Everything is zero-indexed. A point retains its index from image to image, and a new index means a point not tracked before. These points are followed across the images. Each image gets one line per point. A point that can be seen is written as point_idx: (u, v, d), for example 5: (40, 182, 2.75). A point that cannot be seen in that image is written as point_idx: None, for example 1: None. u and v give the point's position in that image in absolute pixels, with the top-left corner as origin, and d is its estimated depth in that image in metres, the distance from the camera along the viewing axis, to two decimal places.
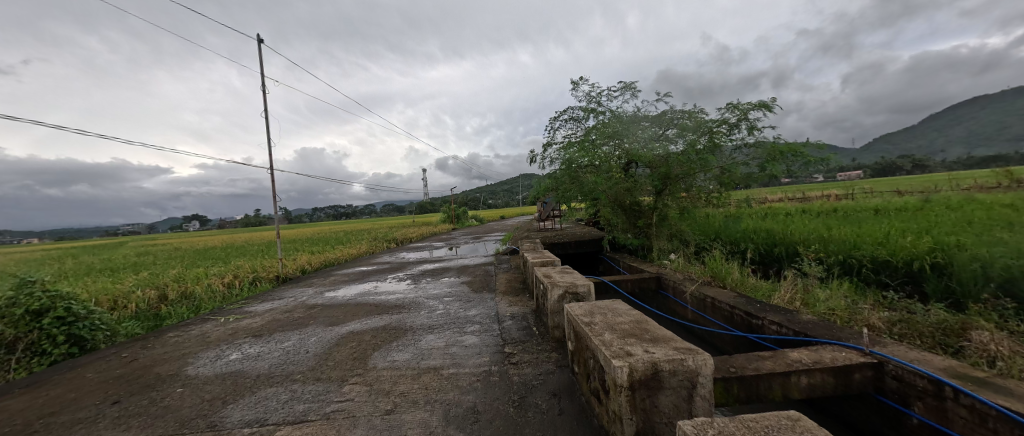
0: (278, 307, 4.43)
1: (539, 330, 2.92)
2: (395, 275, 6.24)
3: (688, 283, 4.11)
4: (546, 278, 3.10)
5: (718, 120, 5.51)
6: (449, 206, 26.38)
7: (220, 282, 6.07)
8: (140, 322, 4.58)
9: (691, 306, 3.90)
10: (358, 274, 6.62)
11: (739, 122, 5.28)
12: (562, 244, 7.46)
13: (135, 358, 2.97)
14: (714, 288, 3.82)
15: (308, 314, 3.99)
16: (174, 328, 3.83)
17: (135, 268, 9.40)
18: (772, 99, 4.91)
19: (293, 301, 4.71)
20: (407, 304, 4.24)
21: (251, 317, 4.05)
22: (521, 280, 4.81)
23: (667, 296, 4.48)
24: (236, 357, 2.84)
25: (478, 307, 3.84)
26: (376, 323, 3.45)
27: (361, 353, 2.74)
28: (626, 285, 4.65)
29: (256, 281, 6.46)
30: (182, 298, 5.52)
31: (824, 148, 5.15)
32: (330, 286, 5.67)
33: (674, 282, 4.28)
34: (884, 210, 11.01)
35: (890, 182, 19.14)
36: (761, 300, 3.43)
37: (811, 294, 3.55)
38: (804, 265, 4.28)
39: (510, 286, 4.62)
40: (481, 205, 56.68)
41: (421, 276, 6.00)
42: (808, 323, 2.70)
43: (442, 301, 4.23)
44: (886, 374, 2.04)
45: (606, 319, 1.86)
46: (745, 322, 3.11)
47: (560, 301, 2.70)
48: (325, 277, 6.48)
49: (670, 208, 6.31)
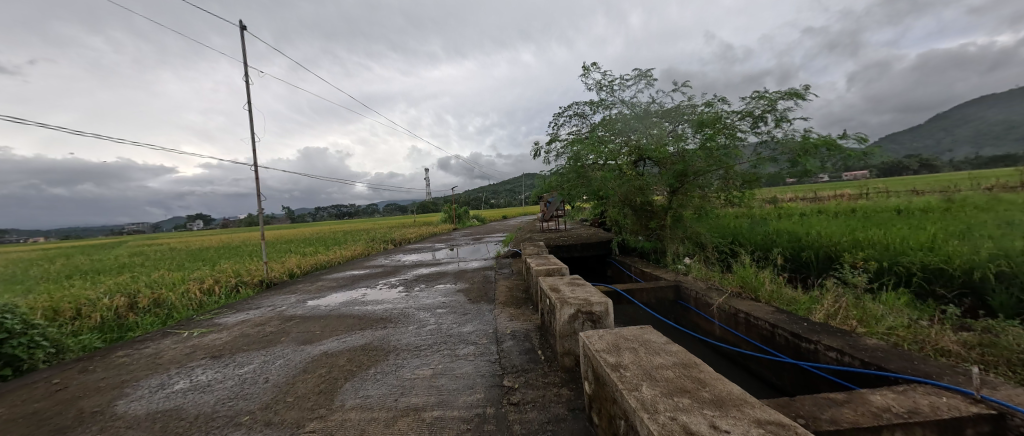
0: (252, 319, 3.95)
1: (546, 357, 2.42)
2: (387, 281, 5.75)
3: (714, 294, 3.60)
4: (553, 291, 2.62)
5: (740, 112, 5.01)
6: (449, 206, 25.88)
7: (198, 287, 5.63)
8: (99, 334, 4.13)
9: (719, 321, 3.40)
10: (348, 279, 6.14)
11: (765, 113, 4.77)
12: (566, 247, 6.97)
13: (64, 387, 2.50)
14: (746, 301, 3.32)
15: (281, 329, 3.52)
16: (128, 346, 3.36)
17: (118, 272, 8.98)
18: (804, 87, 4.40)
19: (270, 311, 4.23)
20: (394, 316, 3.76)
21: (218, 331, 3.58)
22: (523, 289, 4.32)
23: (688, 308, 3.98)
24: (182, 387, 2.37)
25: (475, 323, 3.35)
26: (354, 343, 2.98)
27: (329, 385, 2.26)
28: (640, 294, 4.16)
29: (238, 287, 6.01)
30: (154, 306, 5.07)
31: (866, 142, 4.37)
32: (316, 293, 5.21)
33: (697, 292, 3.77)
34: (905, 210, 10.41)
35: (904, 182, 18.52)
36: (804, 317, 2.92)
37: (861, 309, 3.03)
38: (845, 274, 3.76)
39: (511, 296, 4.12)
40: (483, 205, 56.27)
41: (415, 283, 5.51)
42: (878, 351, 2.19)
43: (434, 313, 3.75)
44: (1009, 431, 1.53)
45: (641, 362, 1.36)
46: (791, 344, 2.61)
47: (571, 323, 2.22)
48: (312, 282, 6.01)
49: (685, 208, 5.81)
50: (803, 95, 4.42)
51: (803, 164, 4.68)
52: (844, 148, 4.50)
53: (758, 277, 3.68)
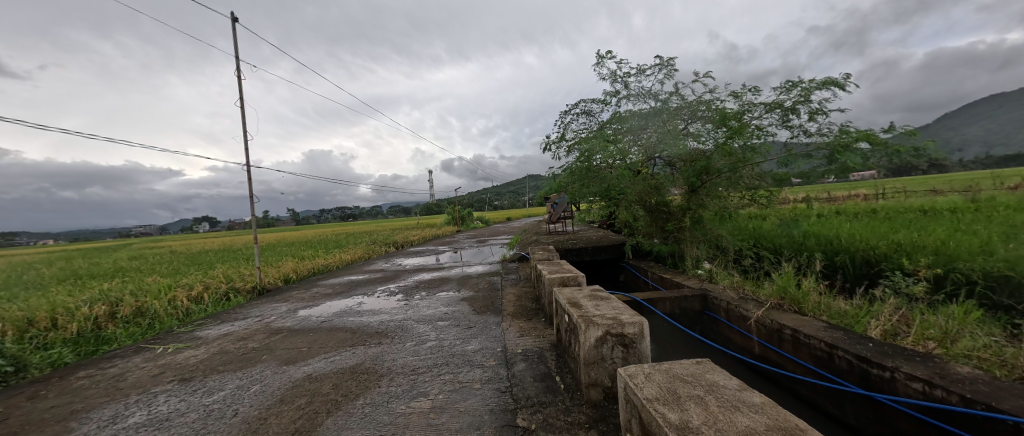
0: (234, 332, 3.58)
1: (566, 387, 2.03)
2: (386, 288, 5.37)
3: (750, 306, 3.19)
4: (574, 307, 2.22)
5: (769, 104, 4.60)
6: (452, 208, 25.51)
7: (186, 295, 5.29)
8: (72, 348, 3.79)
9: (759, 337, 2.98)
10: (345, 285, 5.76)
11: (798, 104, 4.36)
12: (576, 251, 6.57)
13: (4, 419, 2.14)
14: (789, 314, 2.92)
15: (264, 344, 3.16)
16: (92, 364, 3.01)
17: (111, 276, 8.67)
18: (843, 75, 3.99)
19: (256, 323, 3.86)
20: (391, 330, 3.38)
21: (195, 347, 3.22)
22: (534, 299, 3.93)
23: (717, 321, 3.58)
24: (136, 422, 2.00)
25: (480, 339, 2.96)
26: (343, 364, 2.60)
27: (307, 422, 1.88)
28: (663, 304, 3.77)
29: (230, 294, 5.67)
30: (137, 316, 4.74)
31: (915, 136, 3.87)
32: (309, 301, 4.85)
33: (730, 302, 3.36)
34: (931, 211, 9.84)
35: (923, 181, 17.86)
36: (864, 335, 2.51)
37: (929, 324, 2.61)
38: (897, 282, 3.33)
39: (520, 307, 3.72)
40: (486, 206, 55.91)
41: (416, 290, 5.11)
42: (978, 383, 1.77)
43: (434, 326, 3.37)
44: None
45: (720, 425, 0.96)
46: (855, 369, 2.20)
47: (598, 347, 1.83)
48: (306, 289, 5.64)
49: (706, 209, 5.39)
50: (842, 84, 4.01)
51: (841, 160, 4.21)
52: (890, 143, 4.01)
53: (799, 286, 3.26)
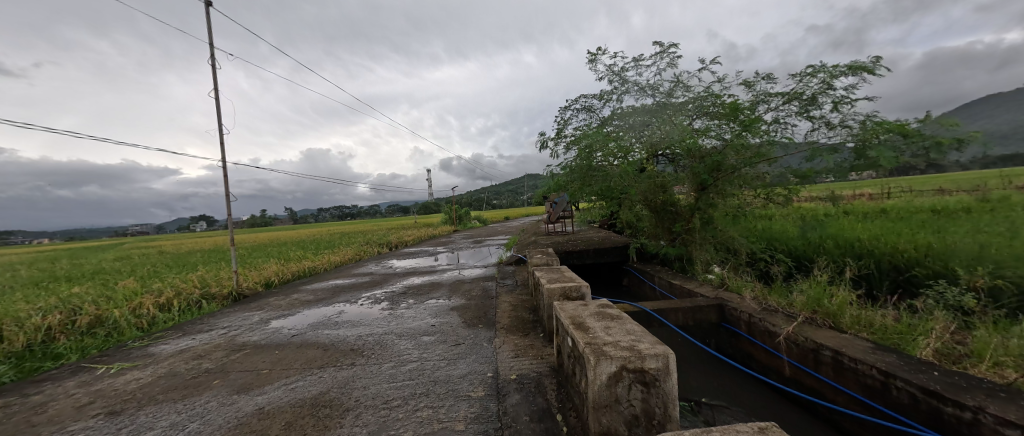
0: (192, 350, 3.16)
1: (571, 430, 1.64)
2: (372, 294, 4.94)
3: (777, 320, 2.80)
4: (578, 329, 1.83)
5: (787, 93, 4.20)
6: (450, 207, 25.06)
7: (153, 302, 4.85)
8: (11, 364, 3.37)
9: (790, 357, 2.59)
10: (328, 291, 5.33)
11: (820, 94, 3.96)
12: (577, 253, 6.19)
13: None
14: (823, 330, 2.54)
15: (221, 365, 2.75)
16: (17, 389, 2.59)
17: (87, 279, 8.23)
18: (873, 59, 3.58)
19: (220, 337, 3.45)
20: (368, 346, 2.98)
21: (142, 367, 2.81)
22: (531, 309, 3.54)
23: (737, 335, 3.20)
24: None
25: (469, 360, 2.55)
26: (303, 394, 2.19)
27: None
28: (674, 316, 3.40)
29: (203, 301, 5.23)
30: (95, 325, 4.32)
31: (957, 126, 3.37)
32: (286, 309, 4.44)
33: (753, 315, 2.98)
34: (943, 210, 9.53)
35: (929, 180, 17.52)
36: (919, 358, 2.12)
37: (993, 343, 2.22)
38: (939, 292, 2.94)
39: (516, 319, 3.31)
40: (485, 205, 55.52)
41: (403, 297, 4.67)
42: None
43: (418, 342, 2.96)
44: None
45: None
46: (919, 405, 1.81)
47: (611, 386, 1.44)
48: (285, 296, 5.21)
49: (717, 209, 5.00)
50: (871, 69, 3.61)
51: (871, 155, 3.72)
52: (925, 134, 3.51)
53: (834, 297, 2.86)
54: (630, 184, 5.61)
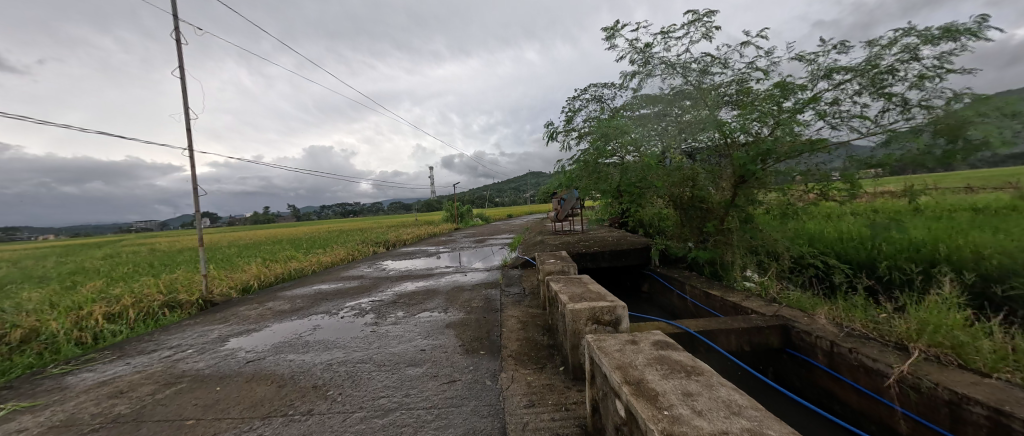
0: (116, 381, 2.48)
1: None
2: (356, 304, 4.23)
3: (878, 353, 2.09)
4: (641, 395, 1.13)
5: (857, 67, 3.45)
6: (451, 204, 24.27)
7: (102, 312, 4.17)
8: None
9: (906, 408, 1.89)
10: (307, 299, 4.64)
11: (902, 65, 3.22)
12: (591, 256, 5.50)
13: None
14: (956, 372, 1.84)
15: (137, 411, 2.06)
16: None
17: (55, 281, 7.57)
18: (981, 18, 2.81)
19: (159, 363, 2.76)
20: (336, 381, 2.29)
21: (36, 411, 2.13)
22: (546, 330, 2.84)
23: (812, 366, 2.50)
24: None
25: (468, 410, 1.85)
26: None
27: None
28: (725, 339, 2.71)
29: (163, 310, 4.54)
30: (28, 339, 3.66)
31: None
32: (253, 322, 3.76)
33: (838, 343, 2.28)
34: (988, 209, 8.71)
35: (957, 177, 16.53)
36: None
37: None
38: None
39: (527, 344, 2.62)
40: (487, 203, 54.86)
41: (392, 308, 3.97)
42: None
43: (401, 377, 2.28)
44: None
45: None
46: None
47: None
48: (258, 304, 4.52)
49: (758, 206, 4.29)
50: (976, 31, 2.83)
51: None
52: None
53: (955, 322, 2.14)
54: (655, 178, 4.88)
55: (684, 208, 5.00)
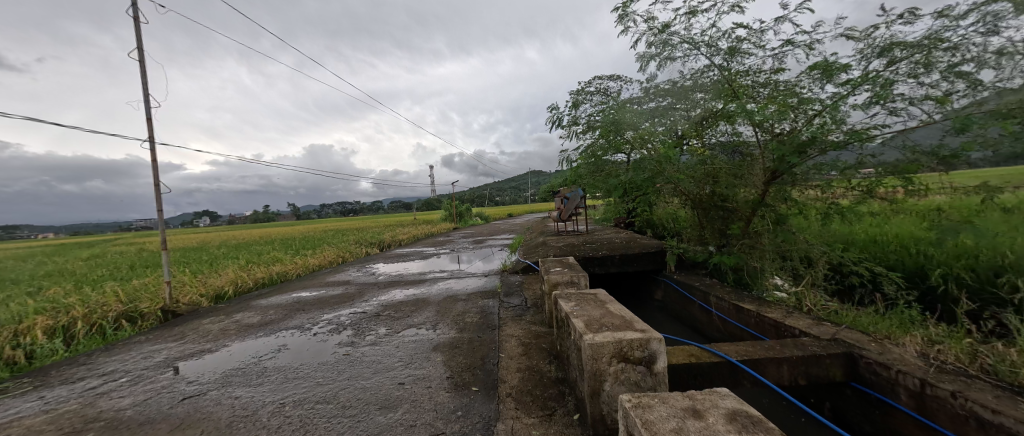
0: (11, 427, 1.97)
1: None
2: (334, 317, 3.71)
3: (997, 403, 1.56)
4: None
5: (922, 41, 2.90)
6: (450, 201, 23.59)
7: (44, 326, 3.65)
8: None
9: None
10: (282, 310, 4.11)
11: (979, 36, 2.69)
12: (599, 260, 4.98)
13: None
14: None
15: None
16: None
17: (21, 284, 7.04)
18: None
19: (77, 399, 2.25)
20: (281, 431, 1.76)
21: None
22: (555, 358, 2.32)
23: (891, 408, 1.97)
24: None
25: None
26: None
27: None
28: (775, 371, 2.20)
29: (118, 323, 4.02)
30: None
31: None
32: (211, 340, 3.25)
33: (934, 384, 1.76)
34: None
35: None
36: None
37: None
38: None
39: (531, 378, 2.10)
40: (487, 202, 54.38)
41: (373, 323, 3.45)
42: None
43: (368, 427, 1.76)
44: None
45: None
46: None
47: None
48: (225, 316, 3.99)
49: (791, 206, 3.77)
50: None
51: None
52: None
53: None
54: (672, 174, 4.34)
55: (704, 207, 4.47)
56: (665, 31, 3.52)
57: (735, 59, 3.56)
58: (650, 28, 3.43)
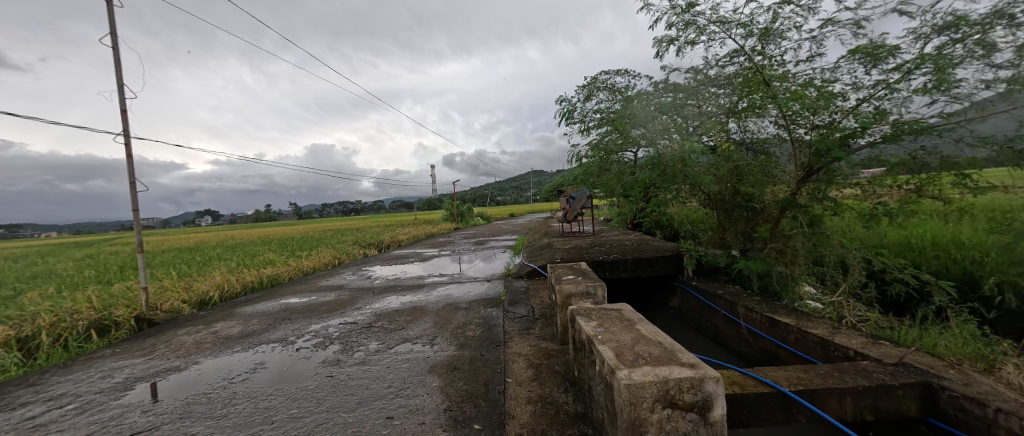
0: None
1: None
2: (322, 328, 3.36)
3: None
4: None
5: (990, 16, 2.53)
6: (450, 202, 23.21)
7: (3, 337, 3.32)
8: None
9: None
10: (265, 319, 3.76)
11: None
12: (610, 265, 4.63)
13: None
14: None
15: None
16: None
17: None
18: None
19: (8, 434, 1.90)
20: None
21: None
22: (573, 386, 1.96)
23: None
24: None
25: None
26: None
27: None
28: (835, 404, 1.84)
29: (88, 333, 3.69)
30: None
31: None
32: (182, 355, 2.90)
33: None
34: None
35: None
36: None
37: None
38: None
39: (545, 414, 1.74)
40: (488, 202, 54.04)
41: (364, 336, 3.10)
42: None
43: None
44: None
45: None
46: None
47: None
48: (203, 326, 3.65)
49: (826, 206, 3.40)
50: None
51: None
52: None
53: None
54: (692, 170, 3.98)
55: (726, 208, 4.10)
56: (690, 11, 3.17)
57: (767, 41, 3.19)
58: (673, 7, 3.07)
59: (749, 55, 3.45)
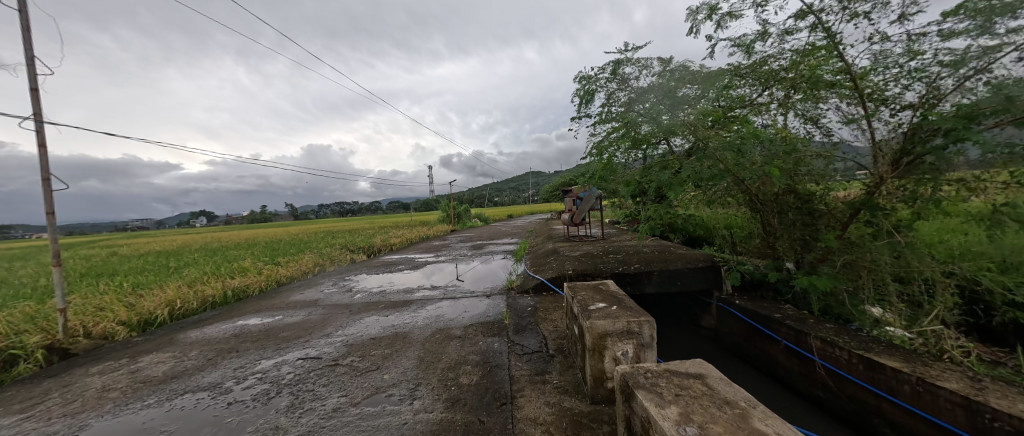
0: None
1: None
2: (272, 368, 2.59)
3: None
4: None
5: None
6: (447, 202, 22.35)
7: None
8: None
9: None
10: (208, 351, 2.99)
11: None
12: (633, 277, 3.89)
13: None
14: None
15: None
16: None
17: None
18: None
19: None
20: None
21: None
22: None
23: None
24: None
25: None
26: None
27: None
28: None
29: None
30: None
31: None
32: (72, 412, 2.14)
33: None
34: None
35: None
36: None
37: None
38: None
39: None
40: (486, 202, 53.25)
41: (323, 380, 2.34)
42: None
43: None
44: None
45: None
46: None
47: None
48: (126, 361, 2.88)
49: (914, 210, 2.70)
50: None
51: None
52: None
53: None
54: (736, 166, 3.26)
55: (776, 210, 3.38)
56: None
57: None
58: None
59: (820, 15, 2.70)
